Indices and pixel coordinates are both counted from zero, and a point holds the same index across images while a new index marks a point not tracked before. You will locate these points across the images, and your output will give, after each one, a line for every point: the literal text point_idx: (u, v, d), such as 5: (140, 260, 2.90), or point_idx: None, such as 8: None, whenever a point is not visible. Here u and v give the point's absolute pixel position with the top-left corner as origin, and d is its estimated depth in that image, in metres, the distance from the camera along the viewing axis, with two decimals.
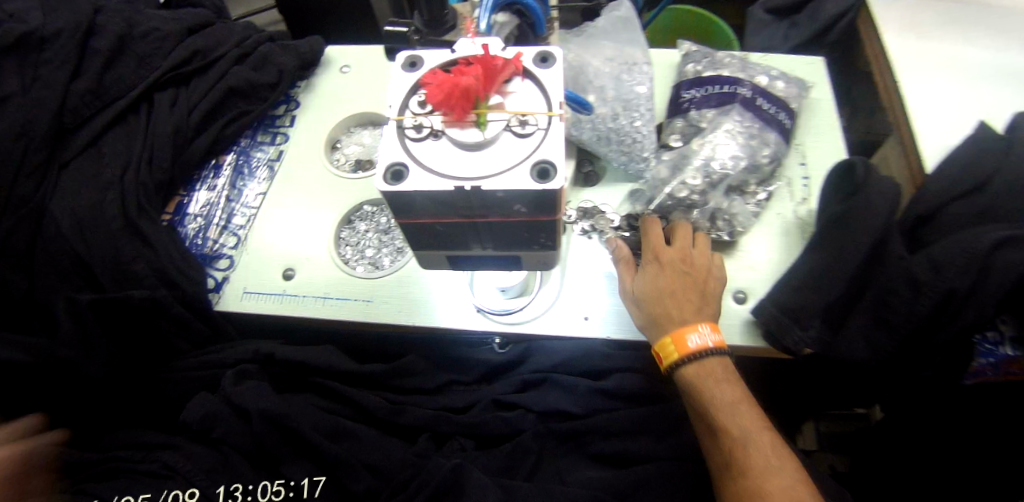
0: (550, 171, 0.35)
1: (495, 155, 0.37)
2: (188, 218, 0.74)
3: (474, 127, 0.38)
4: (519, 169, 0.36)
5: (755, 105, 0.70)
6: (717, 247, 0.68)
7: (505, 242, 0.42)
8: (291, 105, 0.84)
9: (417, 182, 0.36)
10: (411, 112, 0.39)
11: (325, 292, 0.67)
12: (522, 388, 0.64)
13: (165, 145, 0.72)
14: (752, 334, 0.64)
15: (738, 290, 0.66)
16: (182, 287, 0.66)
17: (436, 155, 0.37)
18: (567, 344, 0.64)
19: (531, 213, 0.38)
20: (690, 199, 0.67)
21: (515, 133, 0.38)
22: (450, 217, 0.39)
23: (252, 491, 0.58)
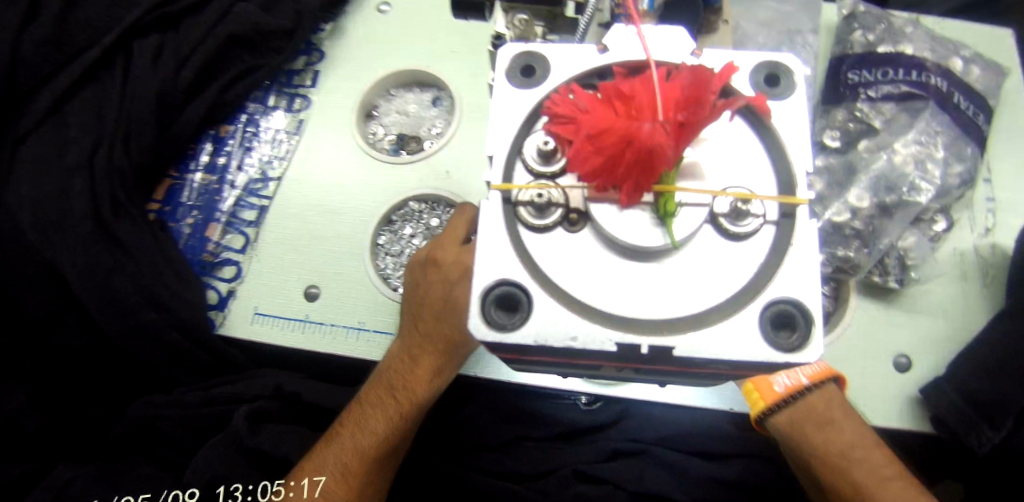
0: (794, 321, 0.20)
1: (693, 274, 0.21)
2: (181, 209, 0.61)
3: (651, 217, 0.21)
4: (743, 311, 0.20)
5: (951, 103, 0.49)
6: (879, 293, 0.50)
7: (666, 373, 0.25)
8: (312, 56, 0.65)
9: (546, 318, 0.20)
10: (530, 172, 0.22)
11: (358, 321, 0.51)
12: (612, 456, 0.48)
13: (146, 115, 0.57)
14: (920, 420, 0.47)
15: (901, 354, 0.49)
16: (175, 310, 0.53)
17: (576, 264, 0.21)
18: (677, 415, 0.50)
19: (738, 368, 0.21)
20: (852, 230, 0.47)
21: (723, 233, 0.21)
22: (606, 361, 0.21)
23: (252, 491, 0.48)
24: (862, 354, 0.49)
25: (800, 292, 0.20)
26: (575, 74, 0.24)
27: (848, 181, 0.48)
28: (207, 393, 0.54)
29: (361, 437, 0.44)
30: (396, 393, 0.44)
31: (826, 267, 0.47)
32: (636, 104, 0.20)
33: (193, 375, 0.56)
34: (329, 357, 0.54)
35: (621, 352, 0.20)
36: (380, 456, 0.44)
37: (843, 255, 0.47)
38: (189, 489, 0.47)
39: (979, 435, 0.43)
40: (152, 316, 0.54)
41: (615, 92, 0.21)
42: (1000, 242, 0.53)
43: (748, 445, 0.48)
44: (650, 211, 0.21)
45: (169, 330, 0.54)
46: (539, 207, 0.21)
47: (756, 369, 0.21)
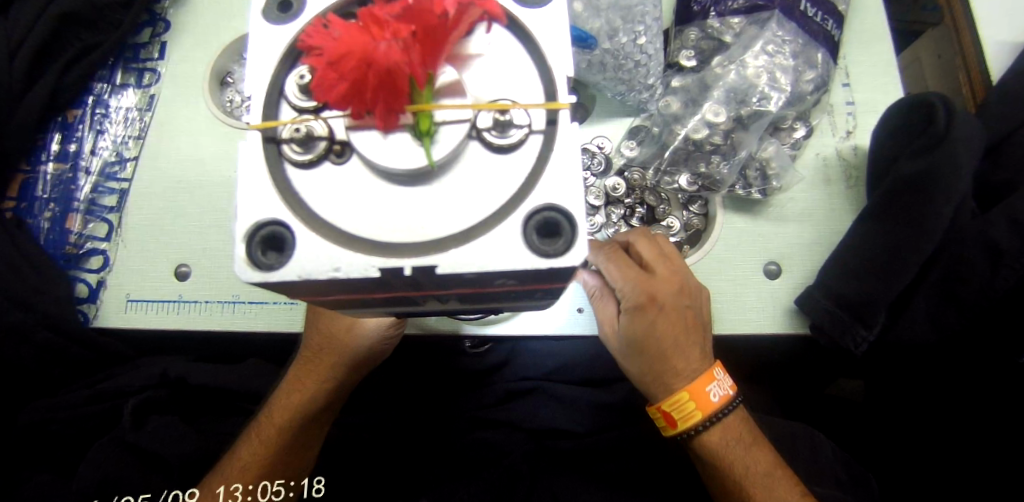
0: (561, 227, 0.20)
1: (466, 194, 0.20)
2: (38, 204, 0.55)
3: (414, 139, 0.20)
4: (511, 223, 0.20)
5: (798, 11, 0.50)
6: (746, 206, 0.53)
7: (475, 298, 0.26)
8: (157, 26, 0.59)
9: (311, 254, 0.19)
10: (296, 114, 0.21)
11: (234, 294, 0.50)
12: (507, 398, 0.52)
13: None
14: (793, 321, 0.51)
15: (771, 262, 0.52)
16: (40, 309, 0.49)
17: (340, 197, 0.20)
18: (560, 348, 0.54)
19: (524, 282, 0.22)
20: (711, 144, 0.50)
21: (488, 147, 0.21)
22: (394, 291, 0.22)
23: (252, 491, 0.44)
24: (732, 263, 0.52)
25: (562, 196, 0.20)
26: (330, 5, 0.23)
27: (703, 98, 0.50)
28: (91, 389, 0.52)
29: (234, 457, 0.45)
30: (268, 415, 0.46)
31: (691, 183, 0.50)
32: (385, 25, 0.20)
33: (80, 372, 0.53)
34: (216, 335, 0.53)
35: (387, 276, 0.20)
36: (262, 466, 0.44)
37: (704, 170, 0.50)
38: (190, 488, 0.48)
39: (855, 336, 0.47)
40: (18, 318, 0.49)
41: (367, 14, 0.20)
42: (860, 143, 0.56)
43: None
44: (408, 128, 0.20)
45: (40, 330, 0.50)
46: (299, 141, 0.21)
47: (537, 283, 0.23)
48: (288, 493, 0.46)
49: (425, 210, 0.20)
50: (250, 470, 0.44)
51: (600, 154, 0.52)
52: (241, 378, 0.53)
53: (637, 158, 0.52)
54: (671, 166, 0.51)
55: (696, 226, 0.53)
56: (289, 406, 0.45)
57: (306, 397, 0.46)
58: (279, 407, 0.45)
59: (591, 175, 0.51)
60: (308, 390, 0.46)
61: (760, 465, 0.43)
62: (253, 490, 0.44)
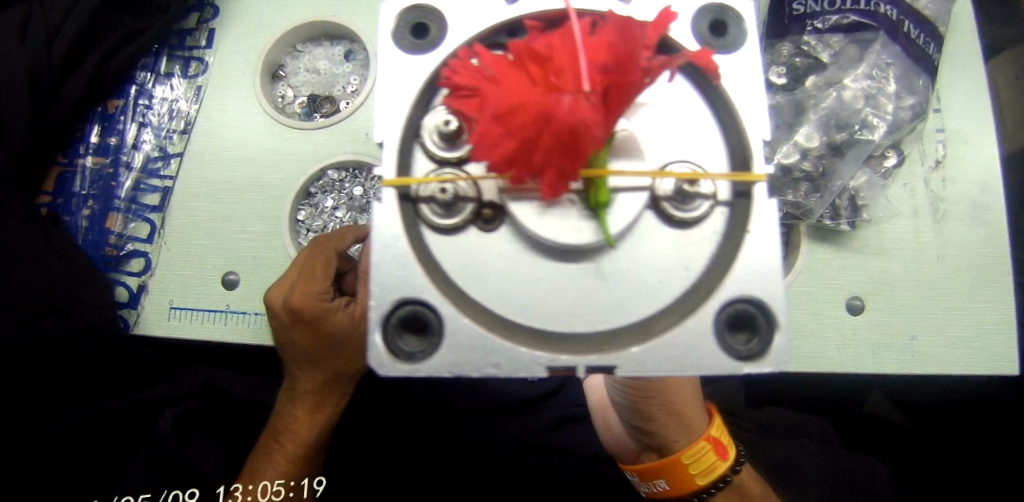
0: (755, 326, 0.17)
1: (641, 279, 0.17)
2: (76, 199, 0.53)
3: (583, 211, 0.17)
4: (700, 317, 0.17)
5: (902, 33, 0.46)
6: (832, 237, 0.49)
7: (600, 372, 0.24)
8: (205, 11, 0.55)
9: (464, 348, 0.16)
10: (435, 171, 0.18)
11: None
12: (561, 425, 0.52)
13: (22, 99, 0.48)
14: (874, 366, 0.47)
15: (855, 296, 0.48)
16: (79, 317, 0.47)
17: (487, 271, 0.17)
18: None
19: None
20: (802, 172, 0.46)
21: (666, 220, 0.18)
22: None
23: (252, 490, 0.44)
24: (810, 298, 0.48)
25: (759, 288, 0.17)
26: (475, 32, 0.19)
27: (797, 121, 0.47)
28: (126, 400, 0.50)
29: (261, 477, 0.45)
30: (284, 433, 0.45)
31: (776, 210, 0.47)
32: (556, 68, 0.16)
33: (117, 379, 0.51)
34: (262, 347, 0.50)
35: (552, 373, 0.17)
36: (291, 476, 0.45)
37: (791, 198, 0.47)
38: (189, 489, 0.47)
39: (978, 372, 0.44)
40: (53, 324, 0.47)
41: (527, 51, 0.17)
42: (950, 174, 0.52)
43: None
44: (573, 196, 0.17)
45: (78, 338, 0.48)
46: (442, 204, 0.17)
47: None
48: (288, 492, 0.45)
49: (591, 294, 0.17)
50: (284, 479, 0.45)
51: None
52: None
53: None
54: None
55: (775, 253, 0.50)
56: (308, 423, 0.45)
57: (324, 413, 0.46)
58: (299, 426, 0.45)
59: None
60: (325, 407, 0.46)
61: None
62: (252, 490, 0.44)
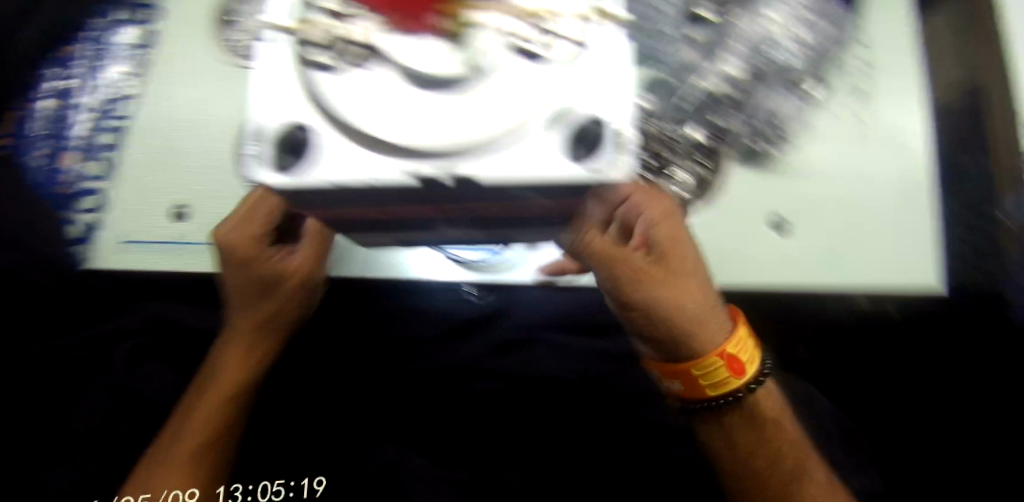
0: (595, 136, 0.24)
1: (491, 104, 0.24)
2: (34, 141, 0.54)
3: (441, 41, 0.24)
4: (539, 131, 0.24)
5: None
6: (761, 162, 0.51)
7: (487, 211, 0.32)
8: None
9: (354, 158, 0.24)
10: (324, 24, 0.25)
11: None
12: (503, 348, 0.55)
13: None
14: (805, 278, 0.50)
15: (778, 216, 0.51)
16: (35, 248, 0.52)
17: (388, 101, 0.24)
18: (561, 298, 0.53)
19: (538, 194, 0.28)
20: (728, 99, 0.48)
21: (527, 57, 0.25)
22: (402, 203, 0.28)
23: (252, 490, 0.49)
24: (735, 216, 0.51)
25: (603, 111, 0.24)
26: None
27: (724, 47, 0.48)
28: (80, 335, 0.53)
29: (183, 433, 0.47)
30: (213, 378, 0.49)
31: (706, 137, 0.49)
32: None
33: (79, 313, 0.54)
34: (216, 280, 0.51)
35: (423, 184, 0.24)
36: (215, 434, 0.48)
37: (720, 124, 0.49)
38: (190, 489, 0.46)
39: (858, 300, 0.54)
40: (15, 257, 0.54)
41: None
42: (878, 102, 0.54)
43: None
44: (451, 43, 0.24)
45: (28, 269, 0.54)
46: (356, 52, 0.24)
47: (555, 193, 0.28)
48: (288, 493, 0.50)
49: (458, 114, 0.24)
50: (206, 428, 0.47)
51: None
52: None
53: (653, 111, 0.47)
54: (691, 112, 0.48)
55: (706, 178, 0.50)
56: (238, 366, 0.49)
57: (257, 354, 0.50)
58: (228, 370, 0.49)
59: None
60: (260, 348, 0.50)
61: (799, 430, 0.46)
62: (252, 490, 0.49)
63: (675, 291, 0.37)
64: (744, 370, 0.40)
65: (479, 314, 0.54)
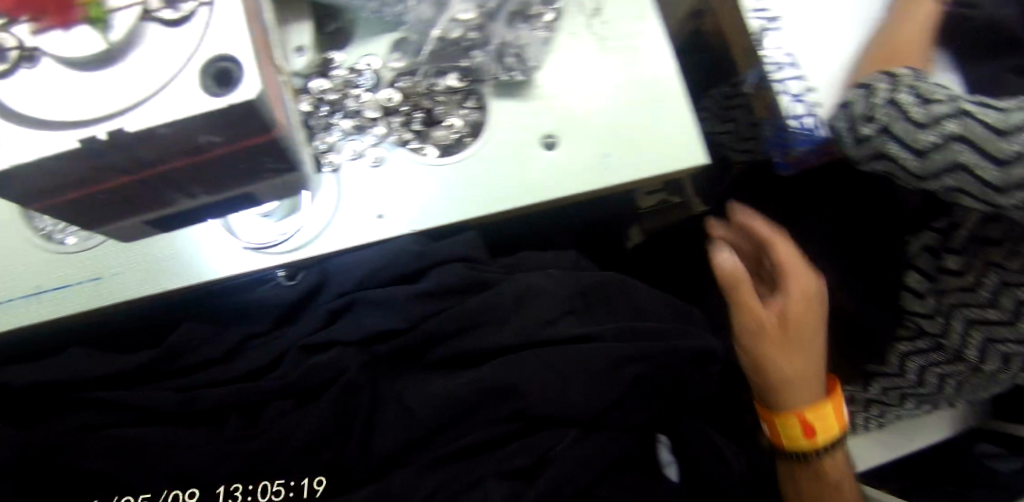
0: (227, 77, 0.31)
1: (132, 76, 0.31)
2: None
3: (87, 30, 0.30)
4: (183, 78, 0.31)
5: None
6: (515, 90, 0.56)
7: (213, 183, 0.37)
8: None
9: (32, 143, 0.30)
10: (8, 39, 0.31)
11: (28, 288, 0.51)
12: (331, 318, 0.53)
13: None
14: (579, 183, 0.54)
15: (547, 135, 0.56)
16: None
17: (64, 96, 0.31)
18: (363, 257, 0.55)
19: (228, 140, 0.33)
20: (467, 40, 0.53)
21: (166, 25, 0.32)
22: (123, 176, 0.34)
23: (251, 491, 0.46)
24: (503, 143, 0.55)
25: (231, 53, 0.31)
26: None
27: None
28: None
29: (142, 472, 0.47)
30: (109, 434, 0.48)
31: (459, 79, 0.56)
32: None
33: None
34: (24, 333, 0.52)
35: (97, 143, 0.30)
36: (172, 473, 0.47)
37: (467, 65, 0.55)
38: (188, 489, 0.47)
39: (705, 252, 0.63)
40: None
41: None
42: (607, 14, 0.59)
43: (436, 254, 0.53)
44: (97, 30, 0.30)
45: None
46: (20, 58, 0.31)
47: (238, 132, 0.33)
48: (288, 493, 0.46)
49: (110, 84, 0.31)
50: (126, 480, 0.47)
51: (368, 72, 0.55)
52: (49, 373, 0.50)
53: (404, 68, 0.55)
54: (428, 66, 0.55)
55: (477, 119, 0.56)
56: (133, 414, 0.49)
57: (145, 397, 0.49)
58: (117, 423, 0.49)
59: (362, 91, 0.55)
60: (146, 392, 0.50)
61: (796, 393, 0.62)
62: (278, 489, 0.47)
63: (781, 344, 0.61)
64: (813, 430, 0.63)
65: (296, 294, 0.54)
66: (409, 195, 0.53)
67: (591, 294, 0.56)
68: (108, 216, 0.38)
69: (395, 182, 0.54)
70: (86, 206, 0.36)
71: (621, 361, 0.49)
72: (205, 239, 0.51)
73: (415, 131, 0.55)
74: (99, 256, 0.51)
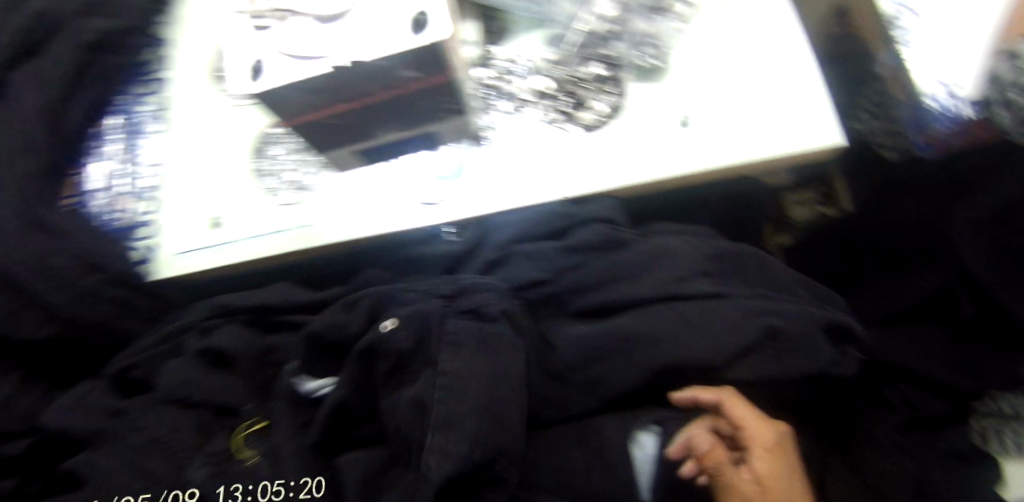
0: (423, 21, 0.37)
1: (361, 26, 0.39)
2: (93, 195, 0.67)
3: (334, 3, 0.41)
4: (398, 28, 0.38)
5: None
6: (650, 74, 0.62)
7: (407, 118, 0.46)
8: (161, 44, 0.74)
9: (291, 73, 0.39)
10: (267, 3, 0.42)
11: (255, 233, 0.62)
12: (491, 266, 0.61)
13: (34, 126, 0.63)
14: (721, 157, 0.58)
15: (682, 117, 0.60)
16: (111, 269, 0.63)
17: (307, 42, 0.40)
18: (519, 216, 0.61)
19: (422, 74, 0.40)
20: (609, 31, 0.61)
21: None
22: (344, 102, 0.42)
23: (252, 490, 0.50)
24: (644, 123, 0.61)
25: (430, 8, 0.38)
26: None
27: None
28: (162, 333, 0.65)
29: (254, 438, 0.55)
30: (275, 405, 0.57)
31: (605, 69, 0.62)
32: None
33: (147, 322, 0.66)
34: (250, 270, 0.64)
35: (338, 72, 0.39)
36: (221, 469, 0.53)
37: (609, 53, 0.62)
38: (189, 489, 0.51)
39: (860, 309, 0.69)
40: (93, 303, 0.64)
41: None
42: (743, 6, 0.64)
43: (584, 214, 0.59)
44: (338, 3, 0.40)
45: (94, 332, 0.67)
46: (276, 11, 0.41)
47: (430, 71, 0.40)
48: (287, 493, 0.49)
49: (344, 33, 0.39)
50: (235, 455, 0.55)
51: (524, 62, 0.64)
52: (273, 295, 0.64)
53: (558, 58, 0.64)
54: (579, 55, 0.63)
55: (618, 103, 0.62)
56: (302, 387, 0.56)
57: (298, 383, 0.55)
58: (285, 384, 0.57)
59: (521, 78, 0.64)
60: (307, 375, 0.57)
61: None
62: (253, 490, 0.50)
63: None
64: None
65: (459, 248, 0.62)
66: (558, 164, 0.60)
67: (725, 259, 0.60)
68: (329, 138, 0.48)
69: (545, 152, 0.61)
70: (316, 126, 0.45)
71: (751, 313, 0.54)
72: (381, 196, 0.61)
73: (564, 112, 0.62)
74: (318, 204, 0.61)
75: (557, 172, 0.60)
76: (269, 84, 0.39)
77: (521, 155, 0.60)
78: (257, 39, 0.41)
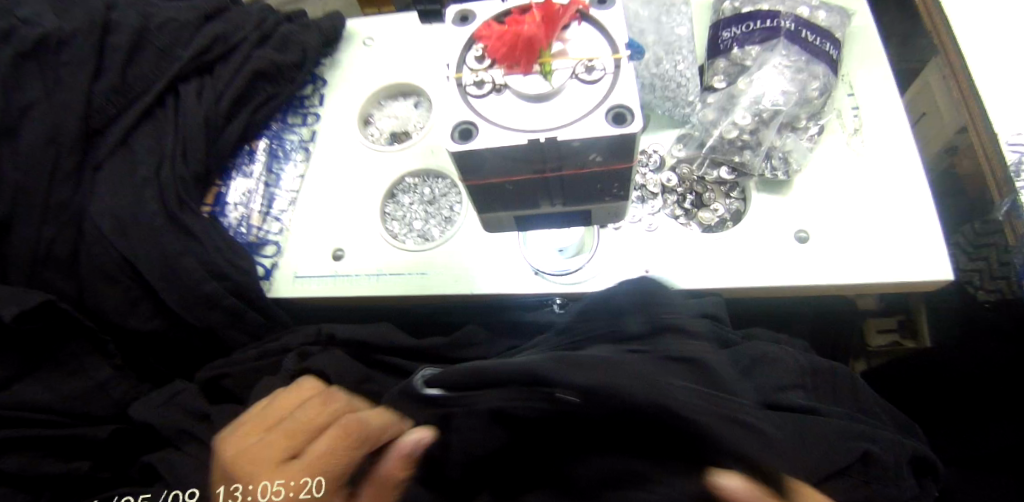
0: (626, 114, 0.34)
1: (563, 105, 0.35)
2: (228, 208, 0.73)
3: (539, 76, 0.36)
4: (593, 115, 0.35)
5: (800, 37, 0.65)
6: (774, 186, 0.65)
7: (576, 197, 0.41)
8: (317, 84, 0.83)
9: (488, 138, 0.34)
10: (469, 68, 0.37)
11: (377, 269, 0.67)
12: None
13: (199, 137, 0.71)
14: (832, 274, 0.60)
15: (800, 230, 0.63)
16: (232, 278, 0.66)
17: (501, 111, 0.36)
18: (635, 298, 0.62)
19: (607, 161, 0.37)
20: (740, 140, 0.65)
21: (584, 82, 0.36)
22: (521, 174, 0.38)
23: (252, 491, 0.44)
24: (762, 235, 0.63)
25: (631, 101, 0.34)
26: (501, 11, 0.39)
27: (732, 106, 0.66)
28: (262, 347, 0.66)
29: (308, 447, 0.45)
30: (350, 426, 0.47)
31: (730, 172, 0.66)
32: (552, 19, 0.36)
33: (247, 336, 0.69)
34: (360, 304, 0.69)
35: (532, 146, 0.34)
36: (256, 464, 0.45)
37: (738, 160, 0.65)
38: (189, 490, 0.49)
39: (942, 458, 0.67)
40: (203, 309, 0.66)
41: (542, 13, 0.37)
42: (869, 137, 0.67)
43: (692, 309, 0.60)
44: (544, 79, 0.36)
45: (197, 336, 0.70)
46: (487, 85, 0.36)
47: (614, 159, 0.36)
48: None
49: (542, 110, 0.36)
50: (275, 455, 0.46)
51: (656, 156, 0.70)
52: (372, 335, 0.64)
53: (685, 157, 0.69)
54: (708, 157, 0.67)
55: (739, 209, 0.66)
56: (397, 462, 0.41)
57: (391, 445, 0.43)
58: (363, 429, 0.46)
59: (648, 171, 0.69)
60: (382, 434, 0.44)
61: None
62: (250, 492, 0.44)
63: None
64: None
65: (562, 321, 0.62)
66: (672, 256, 0.63)
67: (820, 376, 0.59)
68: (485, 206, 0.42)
69: (662, 242, 0.64)
70: (489, 191, 0.40)
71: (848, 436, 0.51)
72: (498, 259, 0.64)
73: (686, 209, 0.66)
74: (438, 256, 0.66)
75: (670, 265, 0.63)
76: (467, 147, 0.34)
77: (637, 242, 0.64)
78: (453, 101, 0.36)
